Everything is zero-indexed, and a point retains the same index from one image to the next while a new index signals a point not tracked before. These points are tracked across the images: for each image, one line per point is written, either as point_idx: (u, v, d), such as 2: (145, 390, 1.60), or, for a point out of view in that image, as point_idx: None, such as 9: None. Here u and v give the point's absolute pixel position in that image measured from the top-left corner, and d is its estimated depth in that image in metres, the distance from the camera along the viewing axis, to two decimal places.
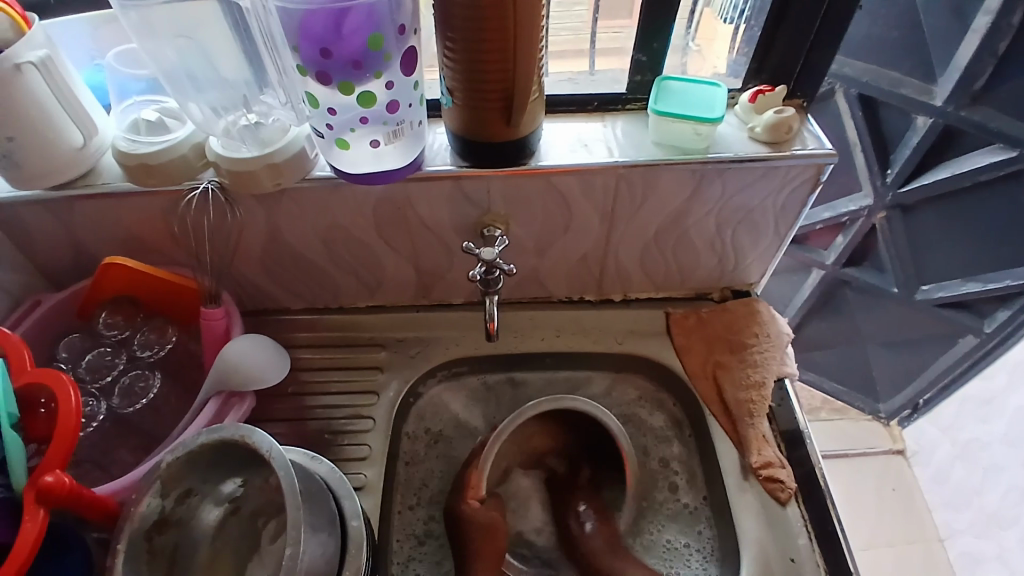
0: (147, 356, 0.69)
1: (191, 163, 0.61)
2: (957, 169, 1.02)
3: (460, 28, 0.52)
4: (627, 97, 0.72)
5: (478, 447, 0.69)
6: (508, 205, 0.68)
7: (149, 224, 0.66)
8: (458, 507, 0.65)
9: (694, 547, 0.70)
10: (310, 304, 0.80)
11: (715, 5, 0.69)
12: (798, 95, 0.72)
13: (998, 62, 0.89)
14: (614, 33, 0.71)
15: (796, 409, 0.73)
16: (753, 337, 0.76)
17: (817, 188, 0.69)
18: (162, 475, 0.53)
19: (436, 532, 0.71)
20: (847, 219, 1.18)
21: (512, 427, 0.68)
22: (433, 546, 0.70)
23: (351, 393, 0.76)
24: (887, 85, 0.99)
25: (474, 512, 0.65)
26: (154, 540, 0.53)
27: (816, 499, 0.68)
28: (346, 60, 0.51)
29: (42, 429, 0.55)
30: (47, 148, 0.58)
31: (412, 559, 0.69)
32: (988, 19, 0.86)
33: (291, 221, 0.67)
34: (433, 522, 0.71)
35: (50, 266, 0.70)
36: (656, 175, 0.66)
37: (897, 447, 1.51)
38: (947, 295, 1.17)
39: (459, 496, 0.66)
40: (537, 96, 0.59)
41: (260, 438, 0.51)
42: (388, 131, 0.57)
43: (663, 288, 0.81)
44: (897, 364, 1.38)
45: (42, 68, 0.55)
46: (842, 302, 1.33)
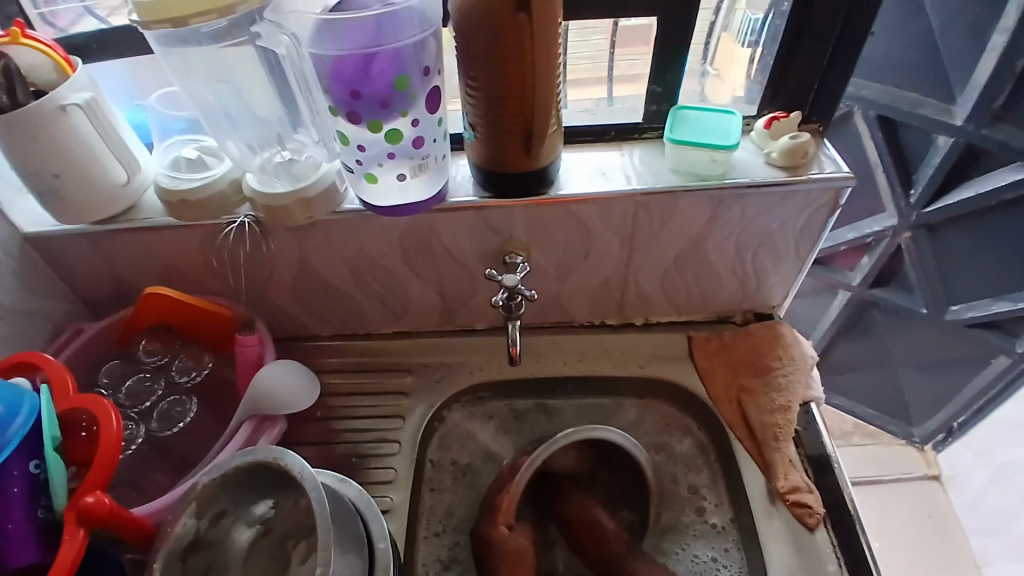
0: (184, 381, 0.71)
1: (228, 198, 0.65)
2: (981, 189, 1.01)
3: (481, 67, 0.55)
4: (644, 126, 0.74)
5: (508, 474, 0.70)
6: (529, 233, 0.70)
7: (185, 255, 0.70)
8: (487, 531, 0.66)
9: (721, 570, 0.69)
10: (337, 331, 0.82)
11: (733, 30, 0.70)
12: (814, 120, 0.73)
13: (1018, 78, 0.89)
14: (632, 60, 0.72)
15: (822, 433, 0.72)
16: (776, 360, 0.76)
17: (836, 211, 0.70)
18: (196, 497, 0.56)
19: (460, 558, 0.71)
20: (873, 239, 1.18)
21: (544, 457, 0.68)
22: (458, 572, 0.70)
23: (378, 417, 0.77)
24: (906, 106, 0.99)
25: (504, 538, 0.66)
26: (187, 560, 0.56)
27: (845, 525, 0.67)
28: (373, 100, 0.54)
29: (81, 452, 0.57)
30: (92, 184, 0.62)
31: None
32: (1005, 37, 0.86)
33: (320, 251, 0.70)
34: (459, 548, 0.72)
35: (91, 296, 0.74)
36: (674, 202, 0.67)
37: (932, 472, 1.47)
38: (977, 315, 1.15)
39: (489, 521, 0.67)
40: (556, 128, 0.62)
41: (292, 461, 0.53)
42: (414, 165, 0.60)
43: (684, 311, 0.82)
44: (929, 387, 1.35)
45: (86, 109, 0.59)
46: (869, 323, 1.32)
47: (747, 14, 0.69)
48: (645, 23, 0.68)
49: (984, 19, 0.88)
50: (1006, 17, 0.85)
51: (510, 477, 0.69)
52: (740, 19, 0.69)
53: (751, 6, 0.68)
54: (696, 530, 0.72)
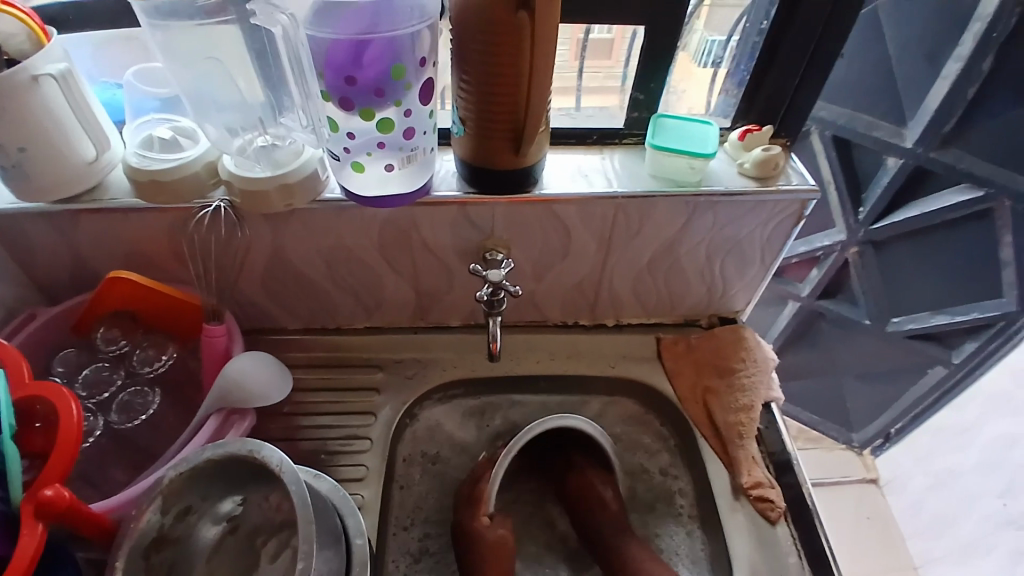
0: (146, 372, 0.68)
1: (201, 181, 0.62)
2: (926, 209, 1.08)
3: (476, 65, 0.56)
4: (626, 132, 0.76)
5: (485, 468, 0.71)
6: (509, 230, 0.70)
7: (154, 239, 0.67)
8: (469, 523, 0.66)
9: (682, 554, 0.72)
10: (306, 324, 0.81)
11: (691, 49, 0.73)
12: (783, 134, 0.76)
13: (967, 105, 0.95)
14: (596, 73, 0.74)
15: (782, 432, 0.76)
16: (740, 361, 0.79)
17: (800, 222, 0.73)
18: (163, 491, 0.52)
19: (431, 549, 0.71)
20: (823, 253, 1.24)
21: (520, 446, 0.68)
22: (429, 564, 0.70)
23: (347, 413, 0.76)
24: (861, 127, 1.06)
25: (484, 529, 0.66)
26: (150, 558, 0.53)
27: (804, 520, 0.70)
28: (368, 87, 0.53)
29: (39, 444, 0.54)
30: (58, 160, 0.59)
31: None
32: (959, 65, 0.92)
33: (296, 242, 0.68)
34: (430, 539, 0.72)
35: (47, 280, 0.70)
36: (652, 205, 0.69)
37: (870, 476, 1.55)
38: (917, 327, 1.22)
39: (469, 513, 0.67)
40: (545, 129, 0.63)
41: (269, 454, 0.52)
42: (403, 157, 0.60)
43: (654, 314, 0.84)
44: (871, 395, 1.43)
45: (61, 80, 0.56)
46: (817, 334, 1.39)
47: (705, 35, 0.72)
48: (609, 36, 0.70)
49: (940, 47, 0.94)
50: (963, 45, 0.91)
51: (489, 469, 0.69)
52: (699, 40, 0.73)
53: (708, 28, 0.72)
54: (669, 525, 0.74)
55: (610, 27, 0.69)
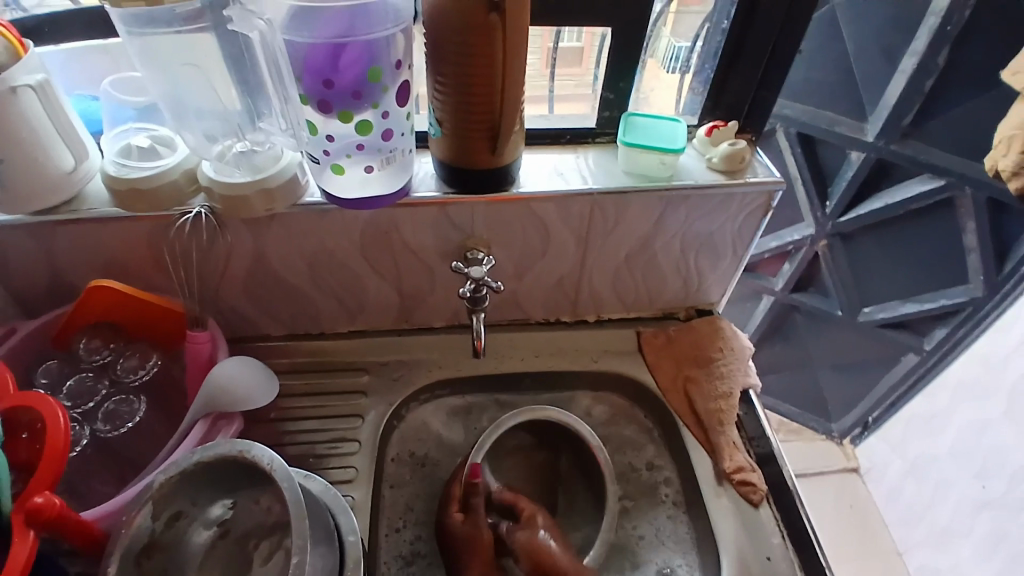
0: (130, 380, 0.67)
1: (181, 188, 0.63)
2: (889, 200, 1.12)
3: (450, 66, 0.57)
4: (597, 131, 0.78)
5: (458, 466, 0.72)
6: (490, 229, 0.71)
7: (136, 248, 0.67)
8: (444, 520, 0.68)
9: (672, 540, 0.73)
10: (289, 330, 0.81)
11: (658, 55, 0.76)
12: (749, 130, 0.79)
13: (924, 99, 0.99)
14: (567, 82, 0.77)
15: (761, 418, 0.78)
16: (718, 351, 0.82)
17: (769, 214, 0.76)
18: (152, 497, 0.52)
19: (423, 552, 0.71)
20: (793, 247, 1.28)
21: (490, 442, 0.71)
22: (422, 565, 0.70)
23: (332, 417, 0.76)
24: (823, 124, 1.10)
25: (459, 524, 0.67)
26: (142, 564, 0.53)
27: (785, 502, 0.72)
28: (346, 90, 0.54)
29: (24, 454, 0.54)
30: (37, 171, 0.59)
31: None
32: (915, 61, 0.96)
33: (279, 247, 0.69)
34: (421, 542, 0.72)
35: (27, 292, 0.69)
36: (626, 201, 0.71)
37: (850, 464, 1.58)
38: (888, 316, 1.26)
39: (444, 511, 0.69)
40: (519, 129, 0.64)
41: (259, 453, 0.52)
42: (382, 159, 0.61)
43: (633, 308, 0.86)
44: (846, 385, 1.47)
45: (38, 90, 0.56)
46: (791, 326, 1.42)
47: (672, 41, 0.75)
48: (578, 44, 0.74)
49: (895, 44, 0.98)
50: (917, 42, 0.95)
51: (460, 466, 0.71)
52: (666, 45, 0.75)
53: (675, 34, 0.75)
54: (660, 518, 0.75)
55: (579, 35, 0.72)
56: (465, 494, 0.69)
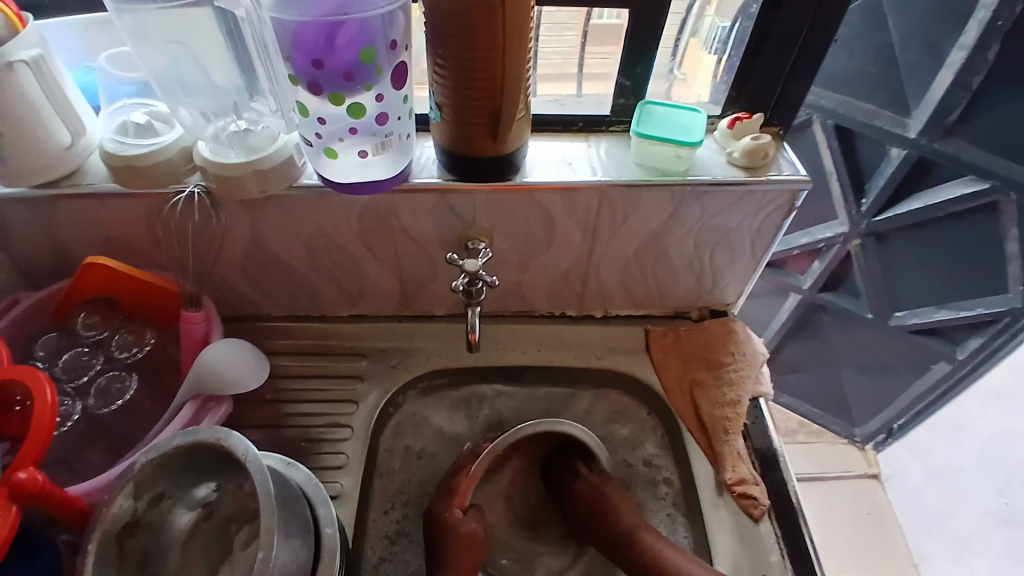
0: (124, 357, 0.68)
1: (177, 166, 0.62)
2: (929, 201, 1.05)
3: (449, 45, 0.54)
4: (612, 119, 0.74)
5: (465, 459, 0.71)
6: (492, 218, 0.69)
7: (132, 225, 0.66)
8: (443, 513, 0.66)
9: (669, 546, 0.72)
10: (289, 311, 0.80)
11: (700, 35, 0.72)
12: (774, 122, 0.74)
13: (971, 97, 0.93)
14: (601, 58, 0.73)
15: (769, 428, 0.74)
16: (729, 355, 0.78)
17: (791, 214, 0.71)
18: (135, 478, 0.53)
19: (407, 531, 0.72)
20: (824, 245, 1.21)
21: (504, 445, 0.69)
22: (405, 544, 0.71)
23: (329, 401, 0.76)
24: (862, 117, 1.03)
25: (458, 521, 0.66)
26: (125, 543, 0.53)
27: (788, 517, 0.69)
28: (337, 71, 0.52)
29: (16, 427, 0.55)
30: (34, 146, 0.59)
31: (383, 560, 0.70)
32: (963, 54, 0.90)
33: (275, 229, 0.68)
34: (408, 522, 0.73)
35: (28, 264, 0.70)
36: (637, 195, 0.68)
37: (872, 471, 1.52)
38: (921, 321, 1.19)
39: (445, 503, 0.67)
40: (524, 115, 0.61)
41: (235, 442, 0.52)
42: (377, 142, 0.59)
43: (642, 305, 0.83)
44: (872, 390, 1.41)
45: (33, 66, 0.55)
46: (819, 326, 1.36)
47: (716, 22, 0.71)
48: (616, 21, 0.69)
49: (942, 35, 0.91)
50: (965, 35, 0.89)
51: (471, 463, 0.69)
52: (708, 26, 0.71)
53: (719, 14, 0.70)
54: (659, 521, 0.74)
55: (618, 13, 0.68)
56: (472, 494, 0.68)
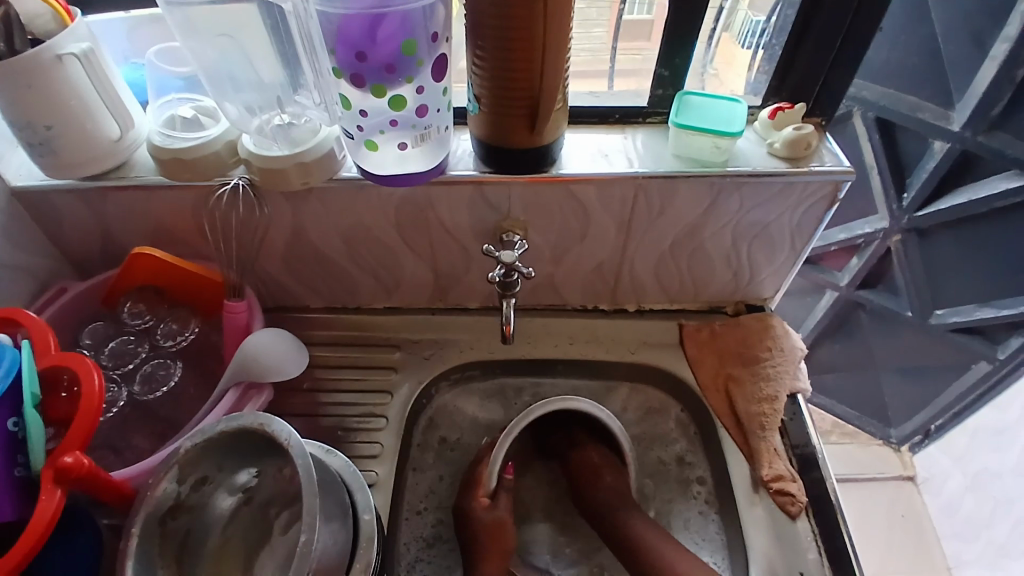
0: (168, 346, 0.70)
1: (223, 159, 0.64)
2: (974, 195, 1.02)
3: (488, 37, 0.54)
4: (649, 110, 0.74)
5: (484, 450, 0.73)
6: (527, 211, 0.69)
7: (176, 217, 0.68)
8: (467, 504, 0.69)
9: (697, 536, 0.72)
10: (328, 303, 0.81)
11: (733, 30, 0.71)
12: (817, 113, 0.73)
13: (1016, 89, 0.89)
14: (633, 55, 0.73)
15: (808, 424, 0.73)
16: (766, 351, 0.77)
17: (834, 205, 0.70)
18: (179, 460, 0.54)
19: (445, 536, 0.73)
20: (863, 240, 1.19)
21: (520, 429, 0.69)
22: (443, 549, 0.72)
23: (365, 391, 0.77)
24: (905, 110, 1.00)
25: (481, 512, 0.68)
26: (168, 525, 0.55)
27: (826, 515, 0.68)
28: (379, 64, 0.53)
29: (62, 412, 0.57)
30: (84, 137, 0.61)
31: (420, 561, 0.71)
32: (1007, 46, 0.87)
33: (315, 221, 0.69)
34: (443, 526, 0.73)
35: (79, 254, 0.72)
36: (674, 187, 0.67)
37: (907, 473, 1.50)
38: (962, 320, 1.16)
39: (467, 496, 0.69)
40: (562, 106, 0.61)
41: (278, 427, 0.53)
42: (416, 135, 0.59)
43: (677, 300, 0.82)
44: (910, 390, 1.38)
45: (83, 59, 0.57)
46: (855, 324, 1.33)
47: (749, 15, 0.70)
48: (648, 16, 0.70)
49: (988, 26, 0.89)
50: (1010, 26, 0.86)
51: (487, 453, 0.71)
52: (742, 19, 0.70)
53: (753, 8, 0.69)
54: (691, 516, 0.74)
55: (650, 8, 0.69)
56: (490, 483, 0.69)
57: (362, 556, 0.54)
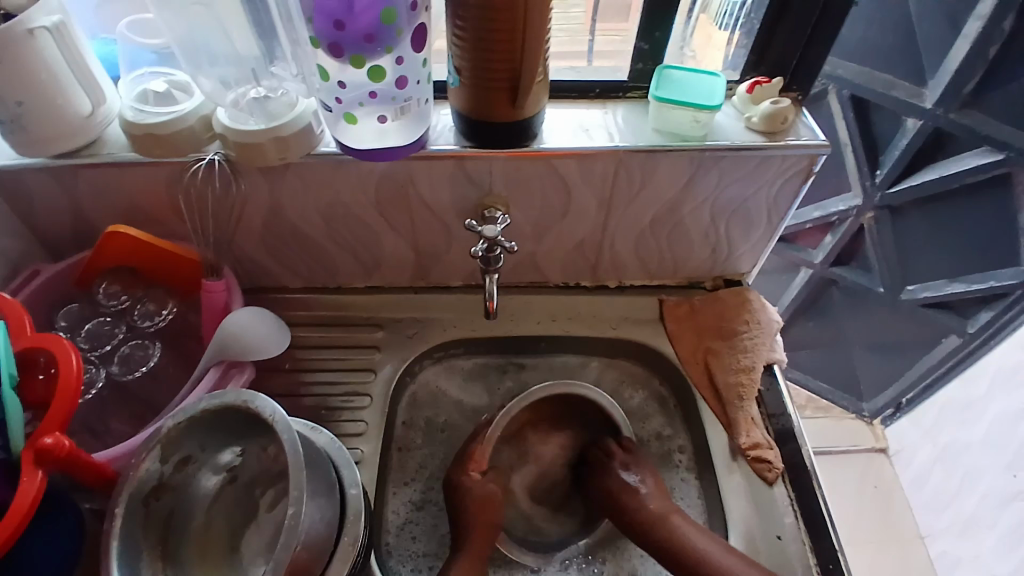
0: (147, 326, 0.69)
1: (198, 135, 0.62)
2: (944, 172, 1.04)
3: (468, 8, 0.54)
4: (630, 85, 0.74)
5: (483, 426, 0.73)
6: (508, 186, 0.69)
7: (152, 196, 0.67)
8: (458, 478, 0.69)
9: (678, 500, 0.74)
10: (307, 283, 0.80)
11: (711, 11, 0.72)
12: (794, 88, 0.73)
13: (988, 67, 0.91)
14: (611, 36, 0.74)
15: (783, 395, 0.75)
16: (744, 324, 0.78)
17: (810, 178, 0.71)
18: (161, 440, 0.53)
19: (433, 498, 0.74)
20: (837, 218, 1.21)
21: (520, 407, 0.71)
22: (434, 510, 0.73)
23: (348, 370, 0.76)
24: (879, 88, 1.01)
25: (472, 484, 0.68)
26: (151, 505, 0.54)
27: (802, 482, 0.70)
28: (358, 33, 0.52)
29: (40, 394, 0.56)
30: (54, 114, 0.59)
31: (409, 524, 0.72)
32: (980, 24, 0.88)
33: (294, 198, 0.68)
34: (432, 491, 0.74)
35: (49, 234, 0.70)
36: (654, 162, 0.67)
37: (879, 446, 1.54)
38: (931, 295, 1.19)
39: (459, 469, 0.70)
40: (543, 80, 0.61)
41: (263, 404, 0.52)
42: (396, 108, 0.59)
43: (657, 276, 0.83)
44: (882, 366, 1.41)
45: (55, 32, 0.56)
46: (829, 302, 1.36)
47: None
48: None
49: (961, 4, 0.90)
50: (982, 4, 0.88)
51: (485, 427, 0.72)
52: (720, 1, 0.71)
53: None
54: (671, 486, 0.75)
55: None
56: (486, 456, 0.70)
57: (350, 531, 0.55)
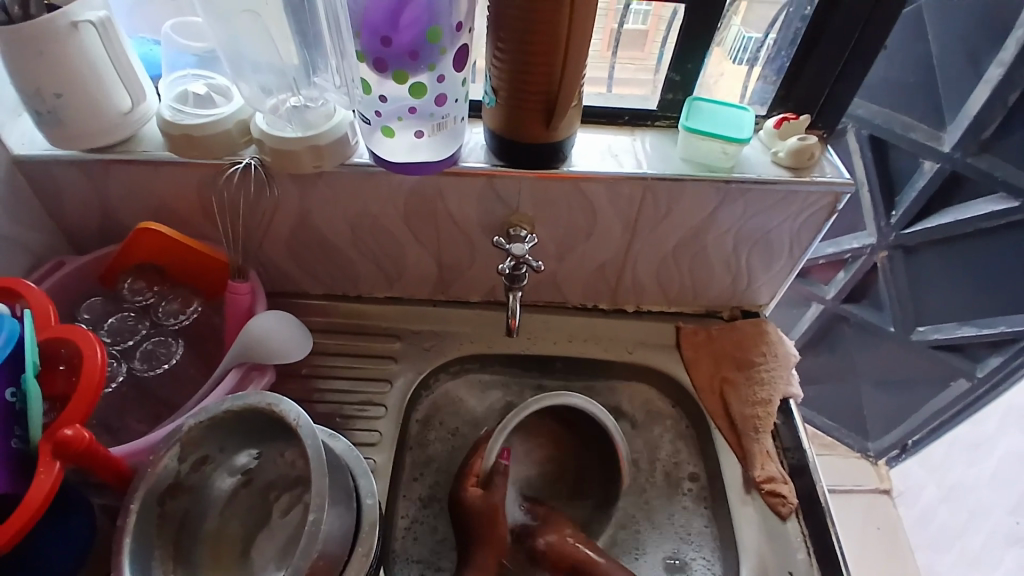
0: (170, 323, 0.70)
1: (234, 138, 0.63)
2: (960, 216, 1.05)
3: (510, 30, 0.55)
4: (658, 114, 0.75)
5: (482, 440, 0.73)
6: (537, 207, 0.69)
7: (181, 197, 0.68)
8: (459, 493, 0.69)
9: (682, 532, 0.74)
10: (327, 290, 0.81)
11: (726, 45, 0.72)
12: (820, 125, 0.75)
13: (1008, 112, 0.93)
14: (630, 65, 0.74)
15: (798, 427, 0.75)
16: (760, 355, 0.78)
17: (833, 215, 0.71)
18: (181, 439, 0.53)
19: (439, 496, 0.74)
20: (851, 255, 1.21)
21: (512, 423, 0.71)
22: (437, 509, 0.73)
23: (361, 379, 0.76)
24: (898, 129, 1.02)
25: (474, 500, 0.68)
26: (165, 504, 0.54)
27: (816, 516, 0.70)
28: (402, 50, 0.53)
29: (61, 387, 0.55)
30: (92, 109, 0.60)
31: (416, 523, 0.72)
32: (1001, 71, 0.90)
33: (322, 206, 0.69)
34: (438, 488, 0.75)
35: (75, 230, 0.71)
36: (681, 190, 0.68)
37: (883, 486, 1.52)
38: (943, 337, 1.20)
39: (460, 484, 0.70)
40: (577, 105, 0.62)
41: (287, 408, 0.53)
42: (434, 124, 0.60)
43: (676, 302, 0.83)
44: (889, 405, 1.40)
45: (99, 28, 0.57)
46: (838, 338, 1.36)
47: (741, 31, 0.71)
48: (643, 27, 0.71)
49: (982, 50, 0.92)
50: (1005, 51, 0.89)
51: (485, 440, 0.72)
52: (734, 35, 0.71)
53: (746, 24, 0.71)
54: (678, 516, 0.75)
55: (645, 18, 0.70)
56: (484, 468, 0.70)
57: (365, 541, 0.54)
